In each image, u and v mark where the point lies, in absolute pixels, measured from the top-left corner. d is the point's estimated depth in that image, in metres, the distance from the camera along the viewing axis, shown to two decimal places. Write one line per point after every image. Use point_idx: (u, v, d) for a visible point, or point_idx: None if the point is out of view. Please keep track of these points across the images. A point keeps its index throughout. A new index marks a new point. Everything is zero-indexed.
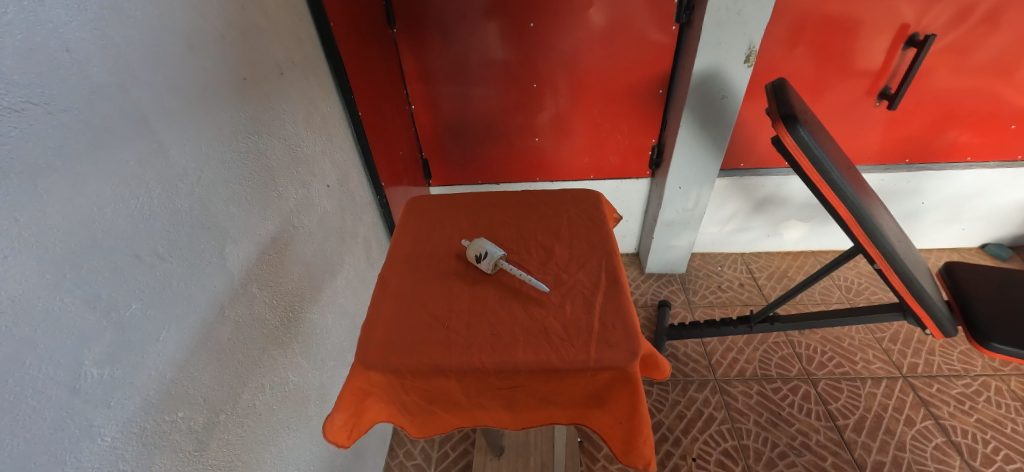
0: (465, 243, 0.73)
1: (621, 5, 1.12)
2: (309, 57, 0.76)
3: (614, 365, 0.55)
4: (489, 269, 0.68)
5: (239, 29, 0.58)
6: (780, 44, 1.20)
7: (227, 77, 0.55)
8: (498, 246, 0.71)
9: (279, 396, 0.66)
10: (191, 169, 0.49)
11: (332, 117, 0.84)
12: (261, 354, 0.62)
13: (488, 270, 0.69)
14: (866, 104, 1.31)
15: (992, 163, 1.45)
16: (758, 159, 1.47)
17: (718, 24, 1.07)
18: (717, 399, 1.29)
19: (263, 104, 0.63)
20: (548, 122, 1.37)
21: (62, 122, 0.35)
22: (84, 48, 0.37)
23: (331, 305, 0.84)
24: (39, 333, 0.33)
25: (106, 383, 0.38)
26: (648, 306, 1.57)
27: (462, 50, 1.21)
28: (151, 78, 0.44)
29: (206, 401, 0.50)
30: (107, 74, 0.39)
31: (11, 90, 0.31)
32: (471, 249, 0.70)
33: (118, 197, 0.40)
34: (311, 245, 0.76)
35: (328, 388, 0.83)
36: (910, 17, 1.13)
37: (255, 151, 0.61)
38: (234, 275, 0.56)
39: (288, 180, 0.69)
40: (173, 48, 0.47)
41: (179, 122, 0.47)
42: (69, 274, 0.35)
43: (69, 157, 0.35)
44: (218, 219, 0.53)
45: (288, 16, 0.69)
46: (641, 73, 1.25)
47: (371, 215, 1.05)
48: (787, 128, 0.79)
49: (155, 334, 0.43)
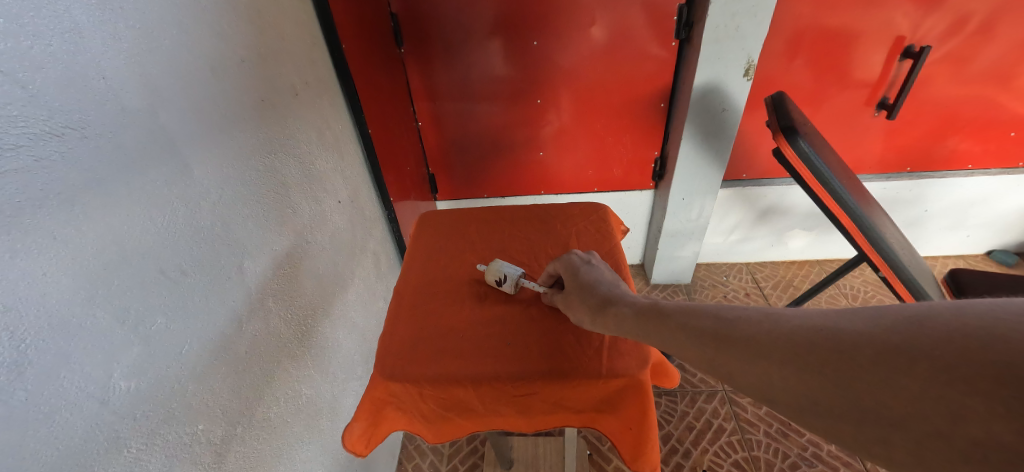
0: (482, 269, 0.72)
1: (622, 22, 1.15)
2: (321, 77, 0.79)
3: (625, 373, 0.57)
4: (512, 291, 0.67)
5: (257, 53, 0.60)
6: (778, 58, 1.22)
7: (246, 99, 0.58)
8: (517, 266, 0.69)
9: (293, 409, 0.67)
10: (213, 187, 0.51)
11: (342, 134, 0.86)
12: (277, 367, 0.63)
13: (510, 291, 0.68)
14: (865, 114, 1.33)
15: (993, 170, 1.46)
16: (760, 170, 1.49)
17: (716, 40, 1.09)
18: (726, 410, 1.28)
19: (279, 124, 0.66)
20: (551, 136, 1.39)
21: (98, 146, 0.37)
22: (118, 75, 0.39)
23: (342, 320, 0.85)
24: (73, 347, 0.35)
25: (132, 396, 0.39)
26: None
27: (466, 68, 1.25)
28: (178, 103, 0.46)
29: (224, 413, 0.51)
30: (138, 99, 0.41)
31: (52, 116, 0.33)
32: (489, 274, 0.69)
33: (147, 216, 0.42)
34: (323, 259, 0.78)
35: (339, 402, 0.83)
36: (905, 29, 1.16)
37: (271, 170, 0.63)
38: (252, 289, 0.58)
39: (302, 196, 0.71)
40: (198, 72, 0.49)
41: (203, 143, 0.49)
42: (101, 290, 0.37)
43: (104, 178, 0.37)
44: (237, 235, 0.55)
45: (302, 39, 0.72)
46: (642, 87, 1.28)
47: (380, 230, 1.07)
48: (787, 139, 0.81)
49: (178, 347, 0.45)
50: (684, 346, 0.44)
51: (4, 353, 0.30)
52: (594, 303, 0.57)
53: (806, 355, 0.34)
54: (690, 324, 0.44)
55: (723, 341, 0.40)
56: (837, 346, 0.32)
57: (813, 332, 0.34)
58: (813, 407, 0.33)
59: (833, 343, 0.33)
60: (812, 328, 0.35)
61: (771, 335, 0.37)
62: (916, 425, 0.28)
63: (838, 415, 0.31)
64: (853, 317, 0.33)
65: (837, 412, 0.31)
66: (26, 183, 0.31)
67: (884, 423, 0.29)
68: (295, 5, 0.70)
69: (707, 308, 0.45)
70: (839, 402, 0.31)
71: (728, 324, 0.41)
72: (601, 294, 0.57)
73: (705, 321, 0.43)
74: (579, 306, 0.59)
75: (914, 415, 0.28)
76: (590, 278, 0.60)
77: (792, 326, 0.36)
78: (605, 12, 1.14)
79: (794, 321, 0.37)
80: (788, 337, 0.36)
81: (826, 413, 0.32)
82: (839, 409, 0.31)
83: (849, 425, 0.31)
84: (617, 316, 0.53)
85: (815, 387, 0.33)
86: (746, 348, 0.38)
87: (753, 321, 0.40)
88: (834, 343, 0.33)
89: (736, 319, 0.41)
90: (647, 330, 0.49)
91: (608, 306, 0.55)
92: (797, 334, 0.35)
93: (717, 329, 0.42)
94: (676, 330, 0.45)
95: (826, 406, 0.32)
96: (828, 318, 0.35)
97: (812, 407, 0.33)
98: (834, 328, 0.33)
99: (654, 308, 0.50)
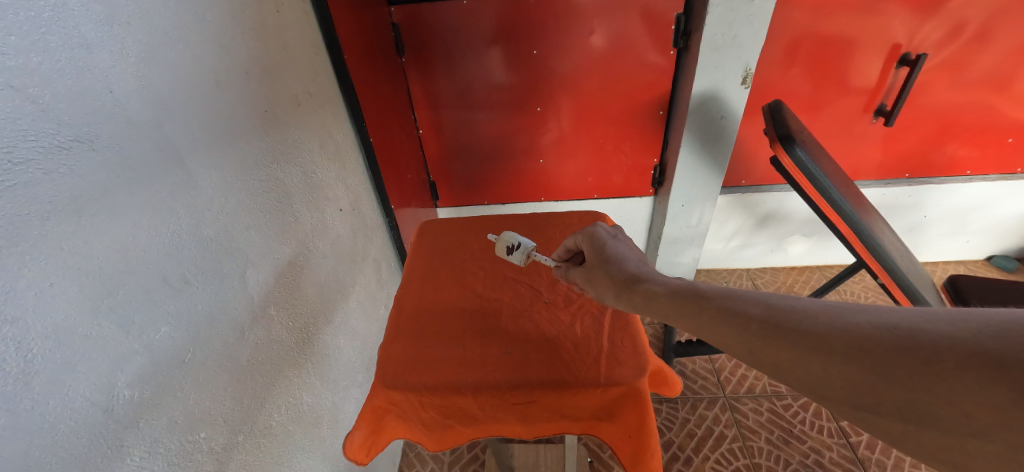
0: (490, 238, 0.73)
1: (621, 30, 1.16)
2: (324, 87, 0.80)
3: (624, 381, 0.57)
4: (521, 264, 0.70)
5: (260, 65, 0.61)
6: (775, 65, 1.24)
7: (250, 110, 0.58)
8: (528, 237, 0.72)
9: (295, 417, 0.68)
10: (217, 197, 0.52)
11: (344, 143, 0.87)
12: (278, 375, 0.63)
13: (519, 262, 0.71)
14: (863, 121, 1.34)
15: (992, 176, 1.47)
16: (759, 177, 1.49)
17: (714, 49, 1.11)
18: (727, 417, 1.27)
19: (282, 134, 0.66)
20: (551, 144, 1.40)
21: (105, 158, 0.38)
22: (125, 88, 0.40)
23: (343, 327, 0.85)
24: (78, 356, 0.35)
25: (135, 404, 0.40)
26: (655, 324, 1.57)
27: (467, 76, 1.26)
28: (183, 115, 0.47)
29: (226, 421, 0.52)
30: (144, 111, 0.42)
31: (61, 130, 0.34)
32: (501, 243, 0.71)
33: (152, 226, 0.42)
34: (325, 266, 0.78)
35: (340, 409, 0.83)
36: (902, 37, 1.17)
37: (274, 179, 0.64)
38: (254, 298, 0.58)
39: (304, 205, 0.72)
40: (203, 84, 0.50)
41: (207, 154, 0.50)
42: (106, 300, 0.37)
43: (110, 190, 0.38)
44: (240, 244, 0.56)
45: (304, 50, 0.73)
46: (641, 95, 1.29)
47: (381, 237, 1.08)
48: (784, 148, 0.82)
49: (180, 355, 0.45)
50: (722, 333, 0.42)
51: (11, 363, 0.31)
52: (617, 275, 0.56)
53: (873, 350, 0.32)
54: (735, 312, 0.42)
55: (771, 330, 0.38)
56: (913, 345, 0.30)
57: (885, 329, 0.32)
58: (874, 407, 0.31)
59: (908, 342, 0.30)
60: (880, 325, 0.33)
61: (830, 328, 0.35)
62: (1002, 439, 0.26)
63: (905, 419, 0.30)
64: (931, 317, 0.31)
65: (904, 415, 0.30)
66: (35, 196, 0.32)
67: (960, 432, 0.27)
68: (298, 17, 0.72)
69: (750, 295, 0.43)
70: (908, 406, 0.30)
71: (781, 313, 0.39)
72: (629, 270, 0.55)
73: (750, 307, 0.41)
74: (601, 279, 0.58)
75: (999, 428, 0.26)
76: (617, 254, 0.59)
77: (855, 321, 0.34)
78: (604, 21, 1.15)
79: (858, 315, 0.34)
80: (852, 331, 0.33)
81: (891, 415, 0.31)
82: (908, 411, 0.30)
83: (917, 430, 0.30)
84: (645, 290, 0.51)
85: (879, 387, 0.31)
86: (798, 338, 0.36)
87: (806, 313, 0.37)
88: (910, 343, 0.30)
89: (789, 308, 0.39)
90: (682, 310, 0.46)
91: (635, 279, 0.53)
92: (862, 329, 0.33)
93: (769, 316, 0.39)
94: (718, 316, 0.43)
95: (893, 408, 0.30)
96: (900, 316, 0.32)
97: (875, 407, 0.31)
98: (910, 327, 0.31)
99: (688, 291, 0.47)
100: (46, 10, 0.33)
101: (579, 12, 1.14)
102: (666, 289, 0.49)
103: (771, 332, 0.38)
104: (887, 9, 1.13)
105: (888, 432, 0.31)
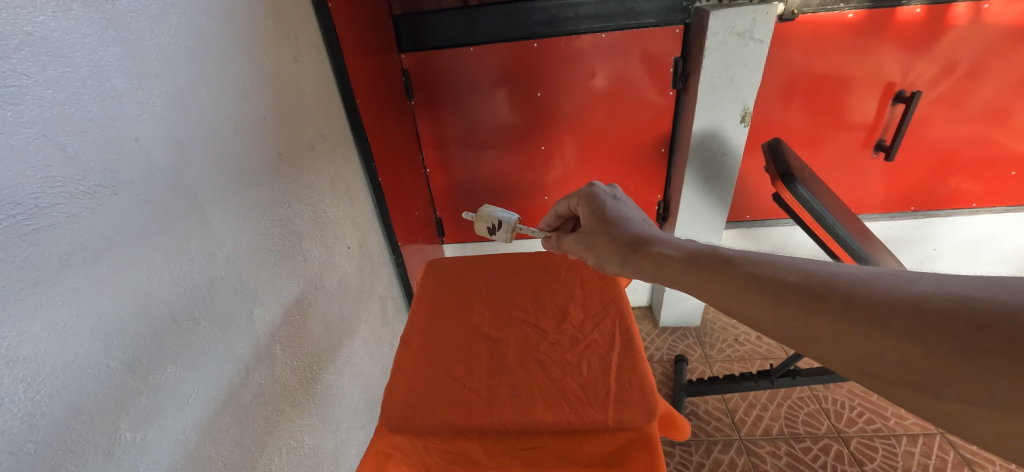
0: (472, 218, 0.87)
1: (622, 73, 1.21)
2: (336, 130, 0.83)
3: (631, 426, 0.56)
4: (508, 241, 0.87)
5: (275, 110, 0.64)
6: (773, 102, 1.27)
7: (266, 153, 0.61)
8: (508, 213, 0.87)
9: (295, 460, 0.66)
10: (229, 237, 0.53)
11: (354, 183, 0.90)
12: (281, 416, 0.62)
13: (506, 236, 0.87)
14: (863, 156, 1.35)
15: (998, 209, 1.46)
16: (764, 211, 1.50)
17: (712, 89, 1.15)
18: (744, 461, 1.22)
19: (296, 176, 0.69)
20: (557, 181, 1.43)
21: (126, 201, 0.39)
22: (149, 136, 0.42)
23: (348, 365, 0.85)
24: (84, 397, 0.35)
25: (137, 447, 0.39)
26: (664, 362, 1.54)
27: (474, 116, 1.30)
28: (202, 159, 0.49)
29: (226, 465, 0.51)
30: (165, 157, 0.44)
31: (86, 176, 0.35)
32: (485, 220, 0.87)
33: (167, 267, 0.43)
34: (331, 305, 0.78)
35: (341, 452, 0.81)
36: (895, 75, 1.20)
37: (285, 219, 0.66)
38: (260, 339, 0.58)
39: (313, 243, 0.73)
40: (222, 130, 0.52)
41: (221, 195, 0.52)
42: (116, 340, 0.38)
43: (127, 233, 0.39)
44: (248, 284, 0.56)
45: (319, 95, 0.77)
46: (644, 134, 1.32)
47: (388, 274, 1.09)
48: (786, 185, 0.84)
49: (186, 396, 0.45)
50: (752, 304, 0.41)
51: (18, 405, 0.31)
52: (625, 246, 0.58)
53: (931, 319, 0.31)
54: (761, 277, 0.41)
55: (811, 299, 0.37)
56: (989, 319, 0.28)
57: (954, 301, 0.31)
58: (932, 387, 0.30)
59: (982, 315, 0.29)
60: (945, 296, 0.31)
61: (887, 297, 0.33)
62: None
63: (967, 402, 0.29)
64: (1012, 290, 0.29)
65: (969, 398, 0.28)
66: (59, 240, 0.33)
67: None
68: (314, 65, 0.76)
69: (783, 263, 0.42)
70: (975, 386, 0.28)
71: (821, 281, 0.38)
72: (634, 237, 0.58)
73: (784, 274, 0.40)
74: (609, 250, 0.60)
75: None
76: (623, 225, 0.61)
77: (917, 291, 0.33)
78: (604, 64, 1.20)
79: (917, 286, 0.33)
80: (911, 301, 0.32)
81: (953, 398, 0.29)
82: (975, 391, 0.28)
83: (985, 415, 0.28)
84: (656, 256, 0.53)
85: (941, 363, 0.30)
86: (844, 310, 0.35)
87: (854, 282, 0.36)
88: (984, 315, 0.29)
89: (828, 279, 0.38)
90: (700, 277, 0.47)
91: (643, 247, 0.55)
92: (925, 300, 0.32)
93: (803, 282, 0.39)
94: (748, 285, 0.42)
95: (957, 390, 0.29)
96: (968, 288, 0.31)
97: (933, 386, 0.30)
98: (983, 300, 0.29)
99: (709, 252, 0.49)
100: (82, 66, 0.36)
101: (578, 56, 1.19)
102: (685, 251, 0.51)
103: (813, 301, 0.37)
104: (878, 50, 1.17)
105: (943, 418, 0.30)
